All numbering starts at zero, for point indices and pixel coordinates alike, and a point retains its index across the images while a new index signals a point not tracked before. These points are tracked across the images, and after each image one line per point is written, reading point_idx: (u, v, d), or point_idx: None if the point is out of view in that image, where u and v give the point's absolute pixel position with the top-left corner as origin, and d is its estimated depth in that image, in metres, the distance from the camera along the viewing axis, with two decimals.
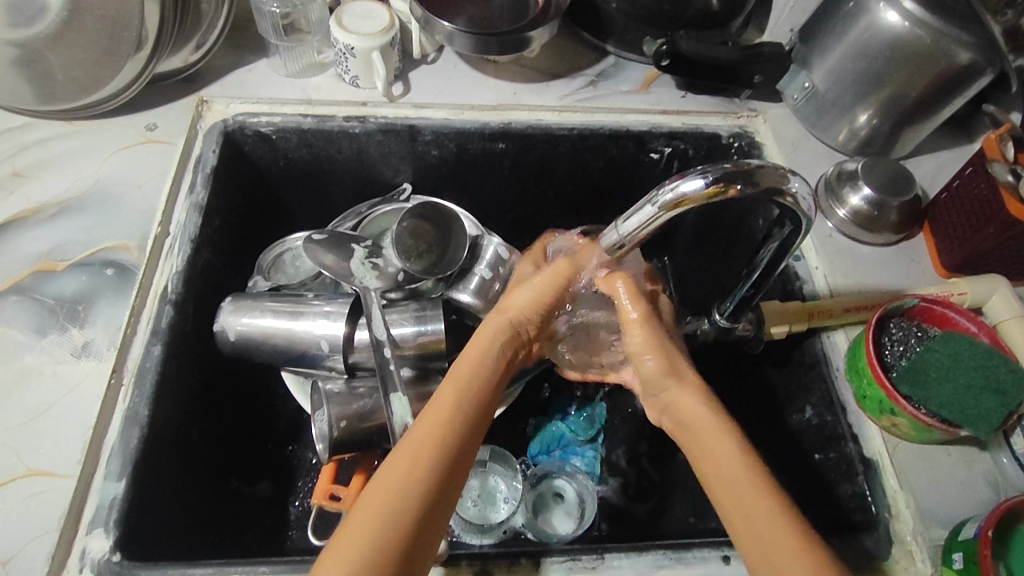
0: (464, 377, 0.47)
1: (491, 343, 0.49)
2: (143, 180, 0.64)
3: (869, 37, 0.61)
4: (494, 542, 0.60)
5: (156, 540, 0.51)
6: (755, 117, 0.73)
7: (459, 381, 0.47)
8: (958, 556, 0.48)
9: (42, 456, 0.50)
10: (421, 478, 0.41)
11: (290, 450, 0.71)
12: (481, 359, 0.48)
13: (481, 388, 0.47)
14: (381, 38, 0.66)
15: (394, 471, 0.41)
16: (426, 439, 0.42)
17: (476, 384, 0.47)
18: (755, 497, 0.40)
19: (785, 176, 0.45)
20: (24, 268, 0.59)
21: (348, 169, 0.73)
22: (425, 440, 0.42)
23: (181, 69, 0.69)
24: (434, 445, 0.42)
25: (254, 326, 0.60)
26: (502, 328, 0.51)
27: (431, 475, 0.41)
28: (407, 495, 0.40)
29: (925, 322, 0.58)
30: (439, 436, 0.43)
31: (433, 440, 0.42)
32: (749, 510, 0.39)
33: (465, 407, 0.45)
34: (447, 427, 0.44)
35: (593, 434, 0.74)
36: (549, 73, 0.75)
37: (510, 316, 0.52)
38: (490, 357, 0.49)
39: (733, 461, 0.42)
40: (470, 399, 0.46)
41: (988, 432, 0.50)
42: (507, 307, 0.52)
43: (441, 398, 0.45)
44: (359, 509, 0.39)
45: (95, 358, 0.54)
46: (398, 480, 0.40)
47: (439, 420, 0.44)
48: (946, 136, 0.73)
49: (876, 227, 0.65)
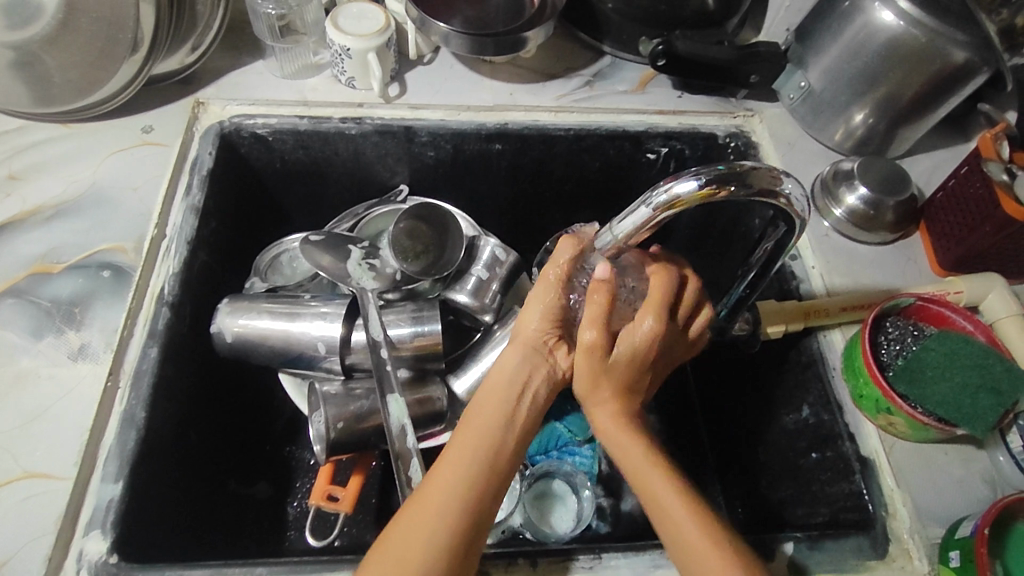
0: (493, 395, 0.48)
1: (515, 356, 0.49)
2: (140, 182, 0.64)
3: (865, 37, 0.61)
4: (493, 541, 0.59)
5: (153, 543, 0.51)
6: (751, 117, 0.73)
7: (476, 425, 0.46)
8: (955, 554, 0.48)
9: (38, 458, 0.50)
10: (444, 531, 0.42)
11: (287, 450, 0.71)
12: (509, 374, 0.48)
13: (501, 430, 0.46)
14: (377, 39, 0.66)
15: (412, 525, 0.42)
16: (445, 490, 0.43)
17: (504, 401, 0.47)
18: (694, 532, 0.43)
19: (777, 178, 0.45)
20: (20, 271, 0.59)
21: (345, 170, 0.73)
22: (442, 492, 0.43)
23: (177, 70, 0.69)
24: (451, 496, 0.43)
25: (251, 327, 0.60)
26: (518, 355, 0.49)
27: (450, 531, 0.42)
28: (429, 548, 0.41)
29: (921, 320, 0.58)
30: (456, 488, 0.43)
31: (448, 493, 0.43)
32: (688, 543, 0.43)
33: (482, 454, 0.45)
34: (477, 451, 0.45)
35: (591, 434, 0.72)
36: (545, 74, 0.75)
37: (522, 340, 0.50)
38: (506, 396, 0.47)
39: (675, 498, 0.45)
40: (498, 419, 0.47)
41: (984, 430, 0.50)
42: (520, 330, 0.50)
43: (455, 446, 0.45)
44: (379, 562, 0.41)
45: (91, 360, 0.54)
46: (415, 534, 0.41)
47: (454, 470, 0.44)
48: (942, 135, 0.73)
49: (872, 226, 0.65)
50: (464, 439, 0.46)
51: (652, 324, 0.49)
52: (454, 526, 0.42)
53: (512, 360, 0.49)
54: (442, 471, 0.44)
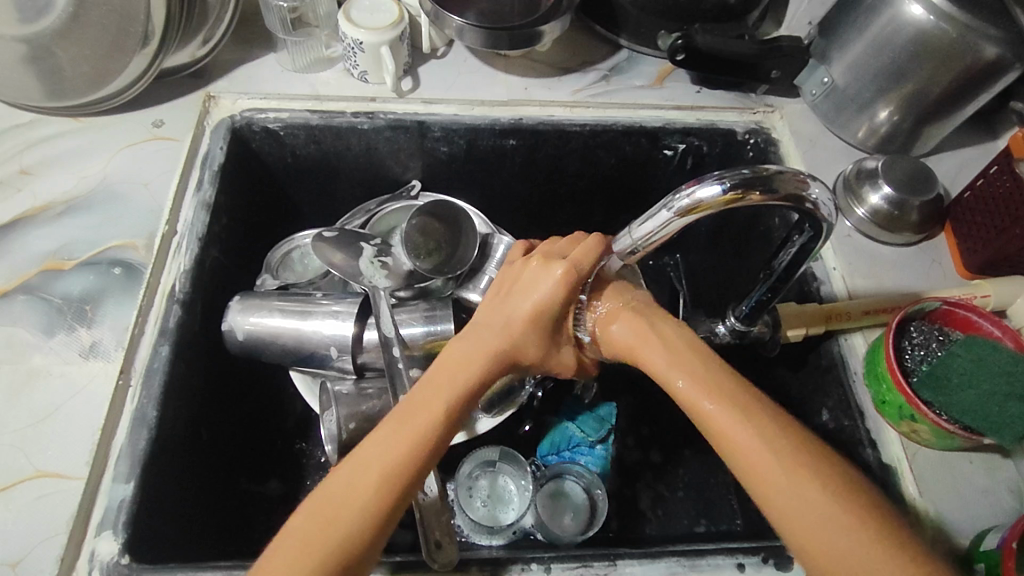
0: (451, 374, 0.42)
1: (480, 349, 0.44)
2: (150, 177, 0.63)
3: (892, 31, 0.59)
4: (502, 543, 0.63)
5: (164, 544, 0.50)
6: (771, 113, 0.72)
7: (435, 389, 0.41)
8: (980, 567, 0.47)
9: (51, 457, 0.50)
10: (372, 499, 0.37)
11: (297, 448, 0.70)
12: (467, 366, 0.43)
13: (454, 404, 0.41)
14: (390, 32, 0.65)
15: (347, 475, 0.38)
16: (375, 462, 0.38)
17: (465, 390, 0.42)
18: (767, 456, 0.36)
19: (804, 182, 0.44)
20: (31, 267, 0.58)
21: (357, 165, 0.72)
22: (380, 464, 0.38)
23: (189, 64, 0.68)
24: (387, 469, 0.38)
25: (262, 325, 0.59)
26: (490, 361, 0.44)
27: (373, 504, 0.37)
28: (357, 507, 0.37)
29: (946, 324, 0.57)
30: (389, 459, 0.38)
31: (393, 454, 0.38)
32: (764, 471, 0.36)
33: (426, 433, 0.39)
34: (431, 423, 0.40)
35: (604, 434, 0.69)
36: (561, 68, 0.74)
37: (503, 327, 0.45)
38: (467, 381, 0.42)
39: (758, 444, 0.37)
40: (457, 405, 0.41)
41: (1012, 439, 0.49)
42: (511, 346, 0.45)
43: (396, 419, 0.40)
44: (309, 509, 0.37)
45: (103, 359, 0.54)
46: (343, 505, 0.37)
47: (392, 446, 0.38)
48: (968, 132, 0.72)
49: (896, 227, 0.63)
50: (409, 413, 0.40)
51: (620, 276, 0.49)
52: (384, 493, 0.37)
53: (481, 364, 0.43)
54: (378, 444, 0.39)
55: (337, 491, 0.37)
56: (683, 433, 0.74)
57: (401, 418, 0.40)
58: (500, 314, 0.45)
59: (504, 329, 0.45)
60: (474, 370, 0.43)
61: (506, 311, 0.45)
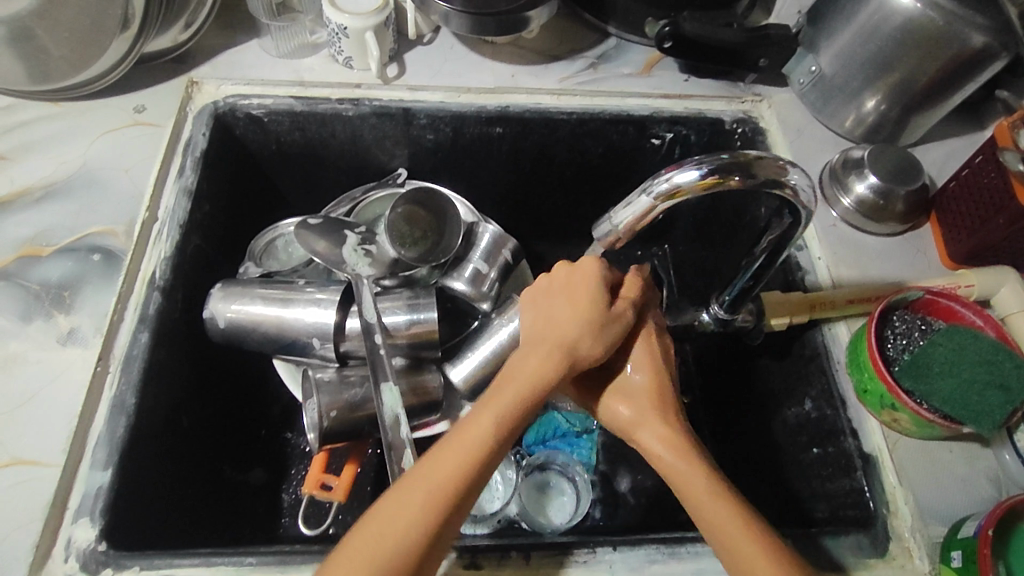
0: (501, 403, 0.42)
1: (539, 360, 0.44)
2: (131, 163, 0.63)
3: (879, 20, 0.59)
4: (488, 532, 0.60)
5: (143, 530, 0.50)
6: (759, 102, 0.71)
7: (485, 409, 0.42)
8: (957, 554, 0.47)
9: (26, 444, 0.49)
10: (426, 523, 0.38)
11: (284, 437, 0.70)
12: (527, 383, 0.43)
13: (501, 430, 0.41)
14: (374, 18, 0.64)
15: (396, 499, 0.38)
16: (429, 488, 0.39)
17: (510, 413, 0.42)
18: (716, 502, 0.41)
19: (784, 167, 0.44)
20: (9, 253, 0.58)
21: (343, 152, 0.72)
22: (432, 489, 0.39)
23: (171, 49, 0.67)
24: (436, 493, 0.38)
25: (243, 313, 0.59)
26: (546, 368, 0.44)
27: (429, 527, 0.38)
28: (409, 531, 0.37)
29: (929, 314, 0.57)
30: (451, 480, 0.39)
31: (445, 474, 0.39)
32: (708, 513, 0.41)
33: (479, 453, 0.40)
34: (481, 455, 0.40)
35: (588, 424, 0.71)
36: (548, 55, 0.73)
37: (559, 340, 0.45)
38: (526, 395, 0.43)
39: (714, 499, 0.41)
40: (500, 432, 0.41)
41: (991, 428, 0.49)
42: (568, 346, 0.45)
43: (451, 441, 0.41)
44: (366, 525, 0.38)
45: (80, 345, 0.53)
46: (393, 528, 0.37)
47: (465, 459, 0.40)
48: (956, 123, 0.71)
49: (882, 217, 0.63)
50: (463, 433, 0.41)
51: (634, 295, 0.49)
52: (433, 517, 0.38)
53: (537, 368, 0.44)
54: (444, 460, 0.40)
55: (392, 513, 0.38)
56: None
57: (455, 444, 0.40)
58: (545, 334, 0.46)
59: (555, 336, 0.45)
60: (519, 392, 0.43)
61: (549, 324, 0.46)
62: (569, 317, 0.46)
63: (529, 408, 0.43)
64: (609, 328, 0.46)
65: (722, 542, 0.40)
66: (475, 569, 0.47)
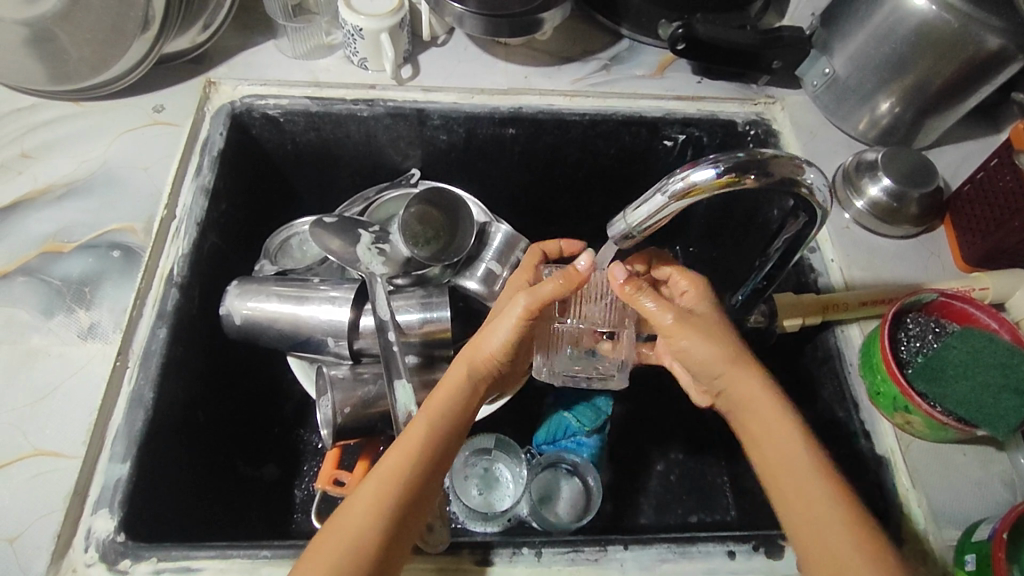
0: (430, 409, 0.48)
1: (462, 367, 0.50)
2: (150, 162, 0.63)
3: (894, 22, 0.59)
4: (497, 529, 0.61)
5: (160, 522, 0.51)
6: (772, 104, 0.71)
7: (427, 411, 0.48)
8: (971, 558, 0.46)
9: (48, 436, 0.50)
10: (377, 518, 0.42)
11: (297, 433, 0.71)
12: (452, 386, 0.49)
13: (441, 427, 0.47)
14: (389, 19, 0.65)
15: (353, 503, 0.43)
16: (374, 487, 0.43)
17: (443, 417, 0.47)
18: (818, 486, 0.42)
19: (800, 166, 0.44)
20: (32, 249, 0.59)
21: (357, 153, 0.72)
22: (377, 486, 0.43)
23: (189, 50, 0.68)
24: (383, 488, 0.43)
25: (259, 310, 0.59)
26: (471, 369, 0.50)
27: (382, 518, 0.42)
28: (363, 527, 0.42)
29: (943, 317, 0.57)
30: (393, 475, 0.44)
31: (393, 470, 0.44)
32: (805, 496, 0.42)
33: (417, 447, 0.45)
34: (424, 447, 0.45)
35: (600, 422, 0.68)
36: (561, 57, 0.73)
37: (476, 352, 0.50)
38: (459, 394, 0.49)
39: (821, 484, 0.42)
40: (435, 431, 0.46)
41: (1005, 432, 0.48)
42: (478, 348, 0.50)
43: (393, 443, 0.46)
44: (329, 529, 0.42)
45: (100, 340, 0.54)
46: (353, 529, 0.42)
47: (415, 446, 0.45)
48: (970, 126, 0.71)
49: (895, 219, 0.63)
50: (402, 436, 0.46)
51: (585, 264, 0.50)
52: (385, 508, 0.42)
53: (455, 376, 0.49)
54: (388, 458, 0.45)
55: (350, 513, 0.42)
56: (680, 423, 0.73)
57: (394, 446, 0.45)
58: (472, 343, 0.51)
59: (474, 344, 0.51)
60: (450, 396, 0.48)
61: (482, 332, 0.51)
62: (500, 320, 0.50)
63: (462, 408, 0.49)
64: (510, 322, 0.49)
65: (805, 538, 0.41)
66: (487, 565, 0.48)
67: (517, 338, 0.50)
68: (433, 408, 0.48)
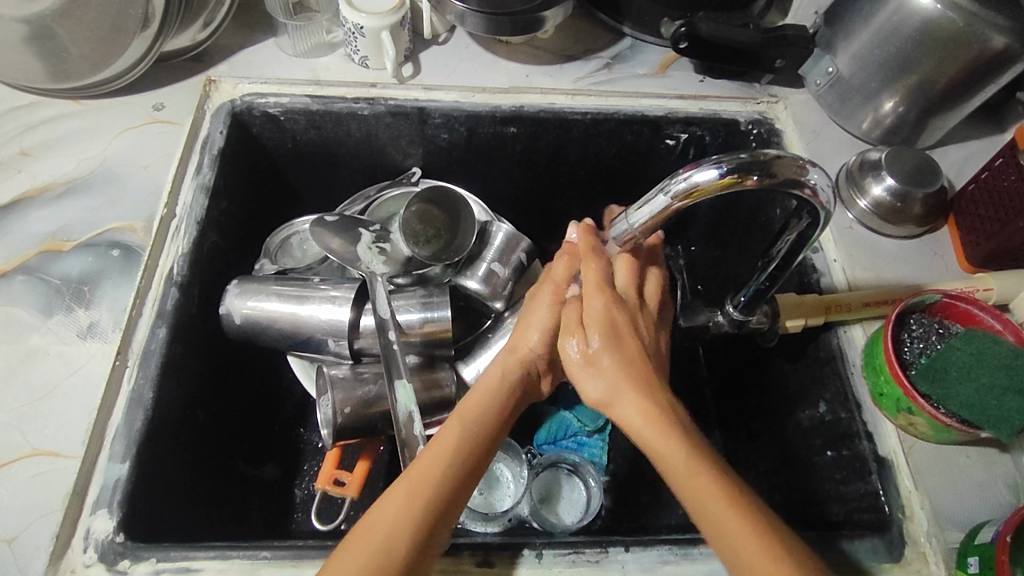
0: (471, 409, 0.48)
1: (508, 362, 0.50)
2: (150, 161, 0.63)
3: (898, 21, 0.58)
4: (498, 530, 0.60)
5: (157, 522, 0.51)
6: (775, 103, 0.71)
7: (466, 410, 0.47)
8: (974, 560, 0.46)
9: (47, 436, 0.50)
10: (409, 521, 0.41)
11: (298, 433, 0.71)
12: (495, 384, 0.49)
13: (483, 430, 0.47)
14: (390, 17, 0.65)
15: (388, 503, 0.42)
16: (414, 490, 0.42)
17: (486, 419, 0.47)
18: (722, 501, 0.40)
19: (803, 167, 0.44)
20: (30, 248, 0.59)
21: (358, 151, 0.72)
22: (417, 487, 0.42)
23: (189, 47, 0.68)
24: (421, 490, 0.42)
25: (259, 309, 0.59)
26: (513, 368, 0.50)
27: (416, 523, 0.41)
28: (397, 528, 0.41)
29: (946, 318, 0.57)
30: (430, 479, 0.43)
31: (431, 475, 0.43)
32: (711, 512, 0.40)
33: (457, 450, 0.45)
34: (464, 449, 0.45)
35: (601, 424, 0.70)
36: (563, 55, 0.73)
37: (521, 349, 0.51)
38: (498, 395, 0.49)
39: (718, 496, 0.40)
40: (478, 431, 0.46)
41: (1009, 434, 0.48)
42: (519, 343, 0.51)
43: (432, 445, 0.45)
44: (363, 531, 0.41)
45: (100, 339, 0.54)
46: (389, 532, 0.41)
47: (451, 443, 0.45)
48: (975, 125, 0.71)
49: (899, 220, 0.63)
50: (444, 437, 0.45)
51: (575, 235, 0.56)
52: (424, 513, 0.42)
53: (498, 372, 0.50)
54: (427, 460, 0.44)
55: (382, 518, 0.41)
56: None
57: (431, 449, 0.45)
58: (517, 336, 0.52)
59: (517, 336, 0.52)
60: (494, 396, 0.49)
61: (522, 324, 0.53)
62: (536, 310, 0.52)
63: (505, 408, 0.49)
64: (545, 309, 0.52)
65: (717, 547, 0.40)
66: (487, 566, 0.48)
67: (556, 325, 0.51)
68: (473, 408, 0.48)
